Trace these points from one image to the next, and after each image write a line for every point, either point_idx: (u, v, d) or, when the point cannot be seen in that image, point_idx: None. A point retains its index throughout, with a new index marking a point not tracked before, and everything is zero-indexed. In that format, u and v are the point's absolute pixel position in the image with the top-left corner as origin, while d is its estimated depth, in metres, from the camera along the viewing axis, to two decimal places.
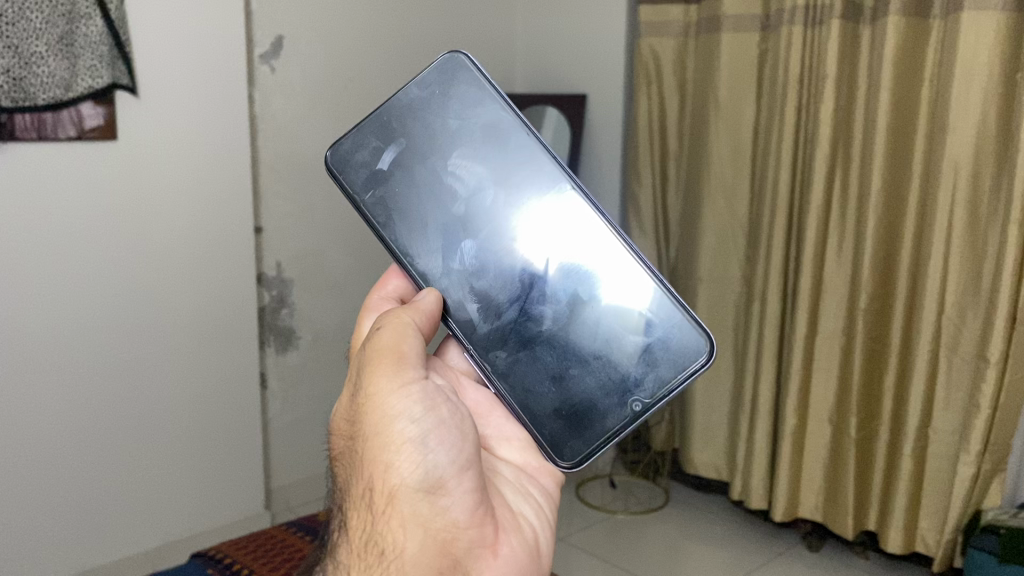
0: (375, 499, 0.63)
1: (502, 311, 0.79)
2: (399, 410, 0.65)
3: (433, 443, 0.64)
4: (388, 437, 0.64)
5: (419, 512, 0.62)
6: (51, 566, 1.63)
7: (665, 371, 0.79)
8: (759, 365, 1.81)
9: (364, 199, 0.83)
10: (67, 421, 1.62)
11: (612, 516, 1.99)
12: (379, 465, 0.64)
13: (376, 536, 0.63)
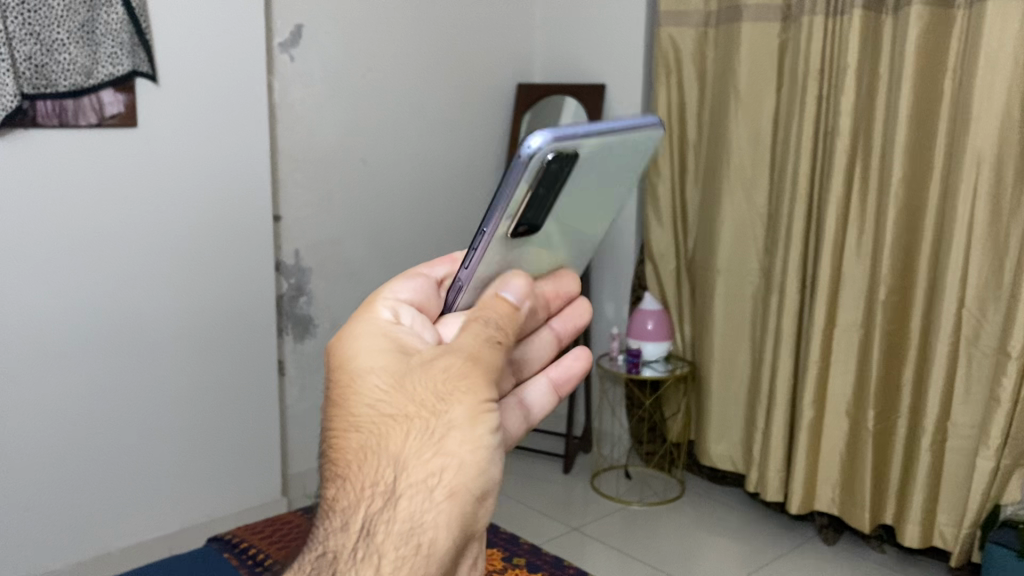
0: (432, 497, 0.49)
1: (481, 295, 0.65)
2: (492, 420, 0.50)
3: (503, 463, 0.52)
4: (479, 442, 0.49)
5: (471, 525, 0.50)
6: (71, 548, 1.65)
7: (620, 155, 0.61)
8: (777, 357, 1.80)
9: None
10: (88, 406, 1.64)
11: (627, 508, 1.98)
12: (458, 468, 0.49)
13: (420, 536, 0.49)
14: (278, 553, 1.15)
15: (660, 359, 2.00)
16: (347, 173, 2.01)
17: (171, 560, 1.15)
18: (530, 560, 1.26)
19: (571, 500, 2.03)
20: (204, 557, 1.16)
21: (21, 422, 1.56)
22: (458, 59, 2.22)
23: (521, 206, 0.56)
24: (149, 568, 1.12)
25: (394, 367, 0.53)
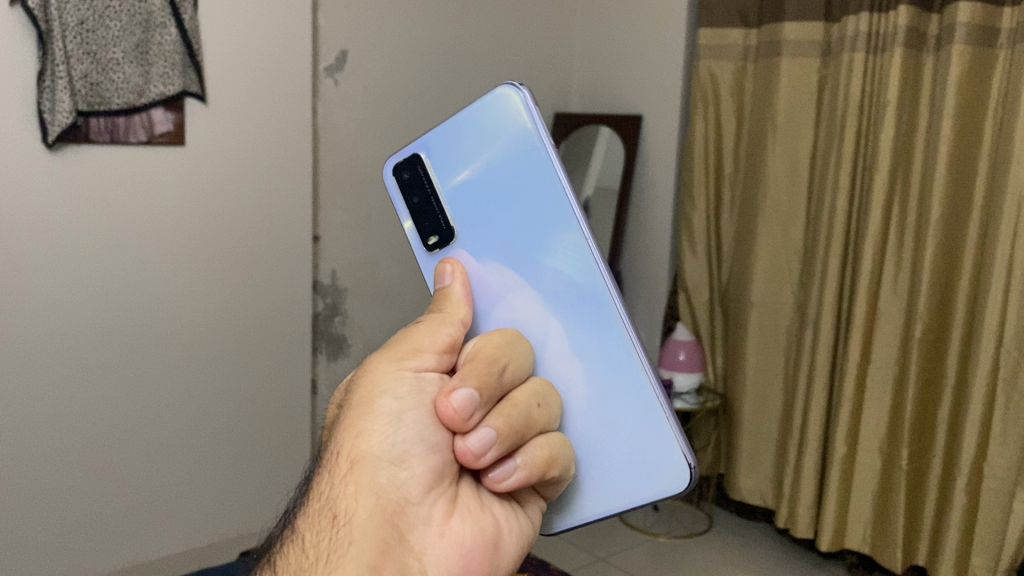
0: (337, 467, 0.53)
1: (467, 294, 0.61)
2: (392, 380, 0.55)
3: (410, 420, 0.53)
4: (371, 404, 0.54)
5: (377, 480, 0.51)
6: (102, 558, 1.67)
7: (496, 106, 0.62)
8: (811, 392, 1.78)
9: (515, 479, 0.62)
10: (125, 418, 1.66)
11: (654, 540, 1.97)
12: (353, 428, 0.54)
13: (331, 500, 0.52)
14: None
15: (691, 391, 1.98)
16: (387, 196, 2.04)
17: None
18: None
19: (598, 530, 2.02)
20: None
21: (62, 431, 1.59)
22: (498, 89, 2.26)
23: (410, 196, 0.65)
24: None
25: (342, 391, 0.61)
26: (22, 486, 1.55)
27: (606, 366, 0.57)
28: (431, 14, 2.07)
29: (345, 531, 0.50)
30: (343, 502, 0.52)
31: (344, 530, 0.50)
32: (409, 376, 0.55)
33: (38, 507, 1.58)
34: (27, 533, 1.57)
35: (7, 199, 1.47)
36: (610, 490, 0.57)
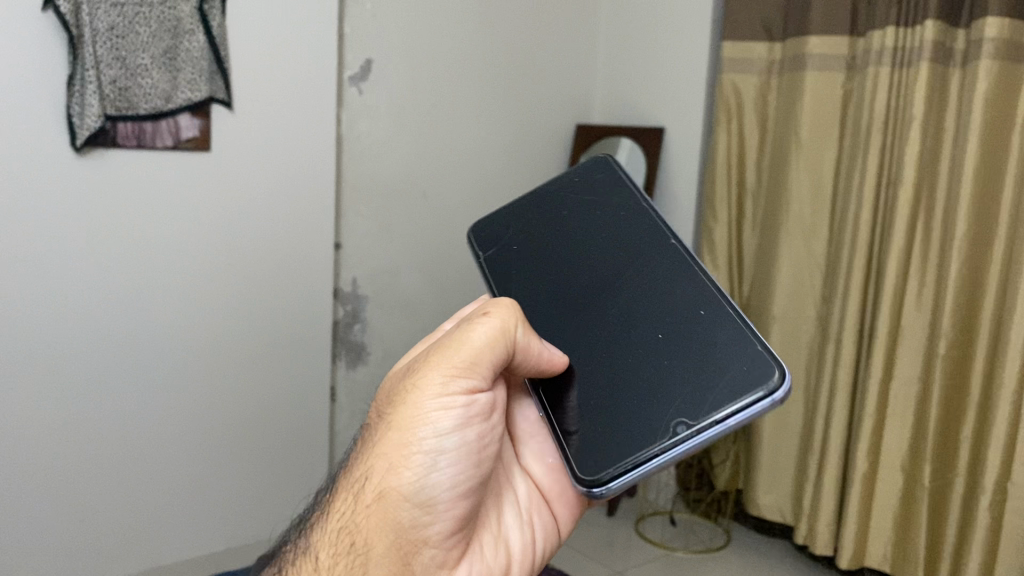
0: (370, 494, 0.67)
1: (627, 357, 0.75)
2: (434, 412, 0.68)
3: (443, 467, 0.67)
4: (408, 441, 0.67)
5: (403, 516, 0.67)
6: (120, 560, 1.68)
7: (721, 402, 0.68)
8: (832, 408, 1.76)
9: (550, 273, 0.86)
10: (146, 420, 1.68)
11: (671, 554, 1.96)
12: (389, 462, 0.67)
13: (358, 521, 0.68)
14: None
15: None
16: (409, 206, 2.05)
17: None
18: None
19: (615, 543, 2.01)
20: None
21: (84, 433, 1.60)
22: (521, 99, 2.26)
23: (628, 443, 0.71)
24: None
25: (395, 381, 0.74)
26: (43, 487, 1.57)
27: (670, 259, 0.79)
28: (457, 26, 2.09)
29: (366, 555, 0.67)
30: (374, 518, 0.67)
31: (365, 554, 0.67)
32: (449, 416, 0.68)
33: (57, 507, 1.59)
34: (46, 534, 1.58)
35: (37, 201, 1.49)
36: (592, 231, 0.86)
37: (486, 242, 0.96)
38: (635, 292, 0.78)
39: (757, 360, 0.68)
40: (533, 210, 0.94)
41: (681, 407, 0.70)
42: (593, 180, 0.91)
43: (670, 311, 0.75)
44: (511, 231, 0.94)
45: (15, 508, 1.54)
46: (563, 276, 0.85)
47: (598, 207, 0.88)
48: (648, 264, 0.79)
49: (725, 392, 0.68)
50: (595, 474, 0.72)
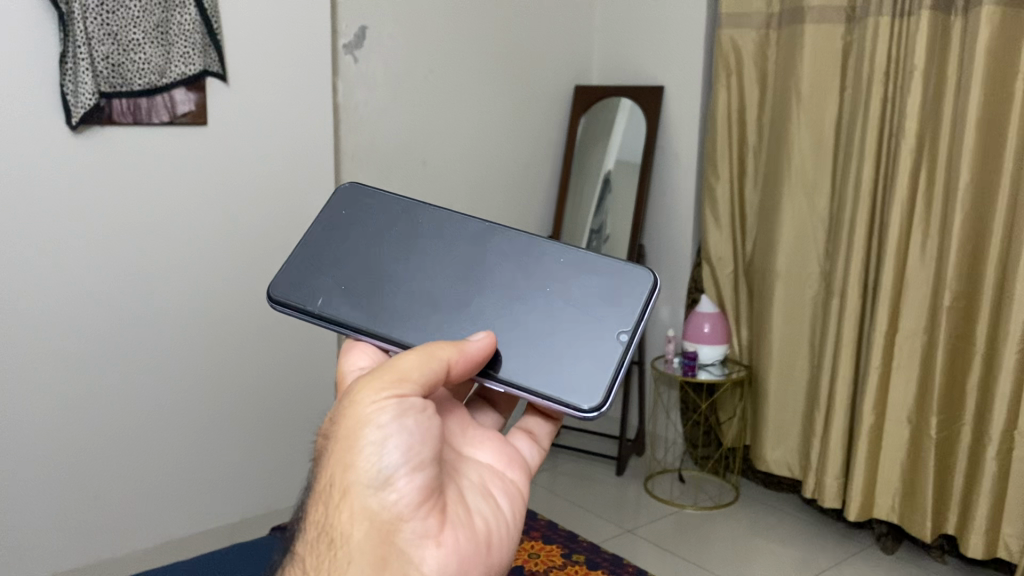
0: (333, 497, 0.57)
1: (510, 325, 0.71)
2: (373, 399, 0.58)
3: (395, 447, 0.57)
4: (355, 434, 0.57)
5: (368, 505, 0.56)
6: (138, 533, 1.71)
7: (625, 307, 0.73)
8: (837, 363, 1.77)
9: (338, 296, 0.74)
10: (157, 396, 1.69)
11: (681, 511, 1.97)
12: (341, 459, 0.57)
13: (327, 528, 0.57)
14: None
15: (717, 362, 1.99)
16: (410, 173, 2.04)
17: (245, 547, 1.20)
18: (590, 558, 1.18)
19: (624, 502, 2.02)
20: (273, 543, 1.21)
21: (96, 410, 1.62)
22: (518, 62, 2.24)
23: (597, 380, 0.69)
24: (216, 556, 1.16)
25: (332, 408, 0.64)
26: (55, 463, 1.58)
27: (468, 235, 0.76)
28: None
29: (343, 555, 0.55)
30: (342, 526, 0.56)
31: (342, 554, 0.55)
32: (391, 400, 0.58)
33: (71, 483, 1.61)
34: (60, 510, 1.60)
35: (35, 182, 1.49)
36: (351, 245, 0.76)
37: (300, 294, 0.75)
38: (452, 281, 0.73)
39: (621, 269, 0.74)
40: (330, 242, 0.77)
41: (616, 319, 0.72)
42: (365, 195, 0.78)
43: (543, 270, 0.74)
44: (325, 272, 0.76)
45: (28, 485, 1.56)
46: (367, 295, 0.74)
47: (400, 210, 0.77)
48: (452, 244, 0.75)
49: (610, 294, 0.74)
50: (576, 405, 0.68)
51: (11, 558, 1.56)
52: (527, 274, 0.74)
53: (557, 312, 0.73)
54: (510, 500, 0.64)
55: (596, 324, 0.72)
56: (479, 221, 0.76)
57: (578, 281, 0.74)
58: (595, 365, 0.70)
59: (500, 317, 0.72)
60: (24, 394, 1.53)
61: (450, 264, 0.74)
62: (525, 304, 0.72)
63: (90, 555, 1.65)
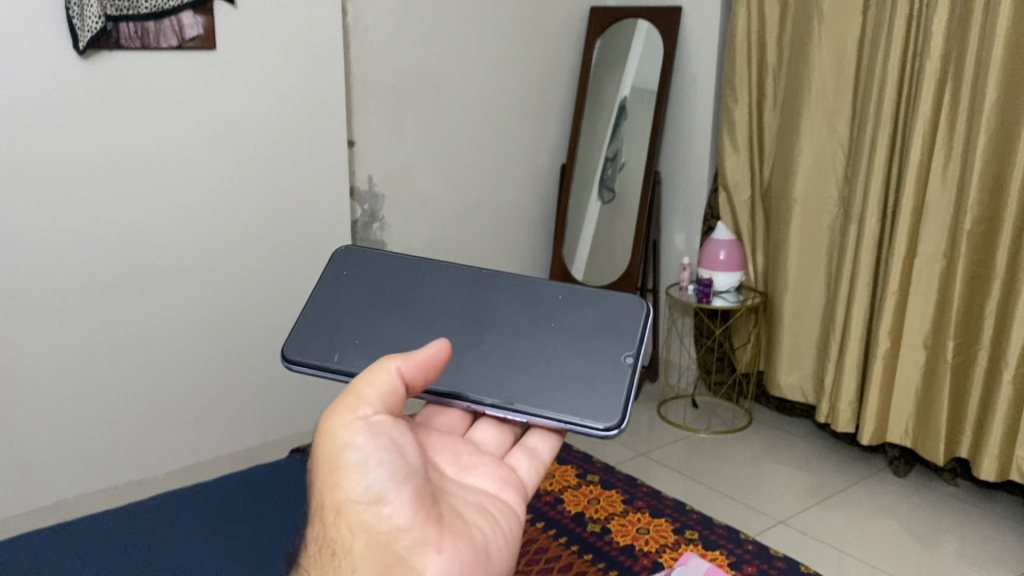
0: (327, 524, 0.55)
1: (511, 363, 0.69)
2: (349, 422, 0.57)
3: (377, 463, 0.55)
4: (336, 459, 0.56)
5: (361, 522, 0.54)
6: (159, 454, 1.74)
7: (626, 327, 0.70)
8: (854, 288, 1.76)
9: (348, 359, 0.72)
10: (174, 323, 1.71)
11: (694, 435, 1.99)
12: (329, 485, 0.56)
13: (325, 555, 0.54)
14: None
15: (732, 288, 1.98)
16: (421, 99, 2.01)
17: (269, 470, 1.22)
18: (604, 478, 1.19)
19: (637, 426, 2.05)
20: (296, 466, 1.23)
21: (115, 336, 1.64)
22: None
23: (604, 403, 0.66)
24: (241, 480, 1.18)
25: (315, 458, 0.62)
26: (77, 392, 1.62)
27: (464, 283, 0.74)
28: None
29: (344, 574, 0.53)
30: (342, 539, 0.54)
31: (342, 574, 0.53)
32: (366, 419, 0.57)
33: (94, 411, 1.64)
34: (85, 436, 1.64)
35: (47, 108, 1.48)
36: (350, 307, 0.75)
37: (314, 356, 0.73)
38: (455, 329, 0.71)
39: (618, 299, 0.72)
40: (333, 307, 0.75)
41: (619, 341, 0.69)
42: (362, 255, 0.77)
43: (536, 303, 0.72)
44: (332, 337, 0.74)
45: (51, 412, 1.59)
46: (375, 356, 0.72)
47: (400, 261, 0.76)
48: (449, 294, 0.73)
49: (606, 318, 0.71)
50: (586, 424, 0.65)
51: (38, 482, 1.60)
52: (521, 312, 0.72)
53: (558, 344, 0.70)
54: (513, 521, 0.60)
55: (598, 348, 0.69)
56: (472, 270, 0.75)
57: (574, 310, 0.72)
58: (600, 390, 0.67)
59: (498, 359, 0.70)
60: (46, 324, 1.56)
61: (447, 312, 0.73)
62: (523, 342, 0.70)
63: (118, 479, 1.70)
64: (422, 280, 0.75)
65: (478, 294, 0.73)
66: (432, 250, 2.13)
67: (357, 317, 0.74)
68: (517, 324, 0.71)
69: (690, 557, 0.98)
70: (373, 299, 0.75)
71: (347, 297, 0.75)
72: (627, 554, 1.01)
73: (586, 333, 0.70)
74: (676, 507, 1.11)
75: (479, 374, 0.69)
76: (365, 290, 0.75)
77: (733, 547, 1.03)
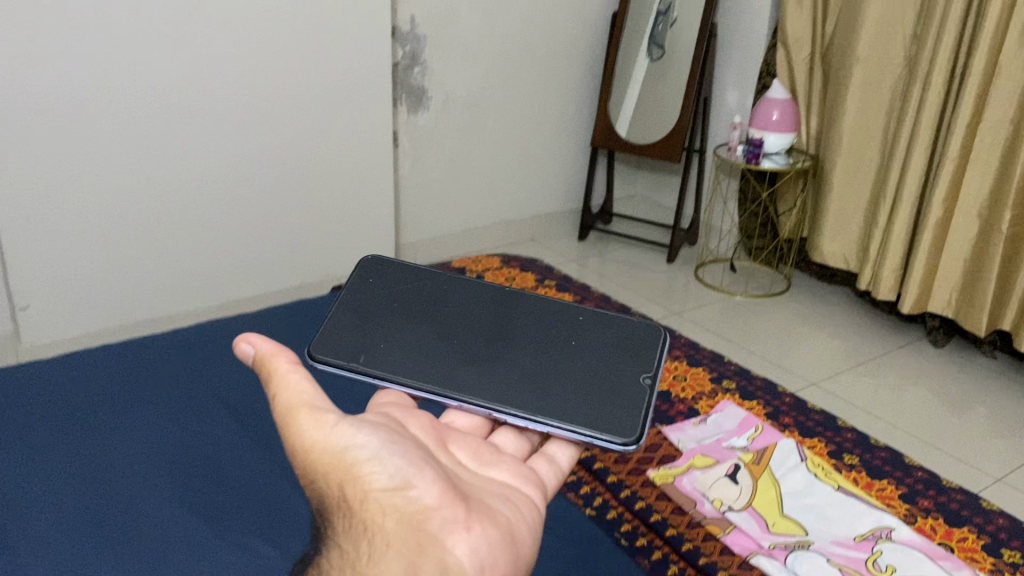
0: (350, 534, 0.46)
1: (530, 368, 0.60)
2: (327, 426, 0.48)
3: (381, 456, 0.47)
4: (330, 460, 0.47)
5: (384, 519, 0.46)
6: (201, 296, 1.71)
7: (650, 355, 0.64)
8: (911, 152, 1.69)
9: (361, 357, 0.60)
10: (213, 166, 1.64)
11: (730, 298, 1.98)
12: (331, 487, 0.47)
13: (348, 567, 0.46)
14: None
15: (782, 152, 1.92)
16: None
17: (303, 312, 1.21)
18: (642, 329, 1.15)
19: (674, 288, 2.03)
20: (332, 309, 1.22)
21: (153, 178, 1.57)
22: None
23: (629, 411, 0.57)
24: (275, 321, 1.17)
25: None
26: (110, 225, 1.55)
27: (485, 299, 0.67)
28: None
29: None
30: (368, 521, 0.46)
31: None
32: (339, 419, 0.49)
33: (127, 245, 1.59)
34: (120, 272, 1.60)
35: None
36: (359, 306, 0.65)
37: (339, 350, 0.60)
38: (477, 337, 0.63)
39: (645, 325, 0.67)
40: (348, 305, 0.65)
41: (641, 363, 0.62)
42: (384, 264, 0.71)
43: (558, 321, 0.66)
44: (347, 333, 0.62)
45: (87, 250, 1.54)
46: (389, 356, 0.60)
47: (425, 278, 0.69)
48: (471, 307, 0.66)
49: (627, 342, 0.64)
50: (610, 433, 0.55)
51: (71, 315, 1.57)
52: (541, 327, 0.65)
53: (581, 358, 0.62)
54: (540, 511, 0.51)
55: (615, 363, 0.62)
56: (490, 287, 0.69)
57: (598, 330, 0.66)
58: (624, 399, 0.58)
59: (519, 362, 0.61)
60: (73, 152, 1.47)
61: (467, 323, 0.65)
62: (543, 352, 0.62)
63: (151, 317, 1.67)
64: (439, 292, 0.68)
65: (494, 310, 0.67)
66: (473, 100, 2.05)
67: (373, 316, 0.64)
68: (536, 335, 0.64)
69: (726, 404, 0.99)
70: (387, 301, 0.66)
71: (367, 297, 0.66)
72: (664, 399, 1.01)
73: (610, 347, 0.64)
74: (713, 359, 1.11)
75: (495, 378, 0.59)
76: (383, 294, 0.67)
77: (771, 399, 1.03)
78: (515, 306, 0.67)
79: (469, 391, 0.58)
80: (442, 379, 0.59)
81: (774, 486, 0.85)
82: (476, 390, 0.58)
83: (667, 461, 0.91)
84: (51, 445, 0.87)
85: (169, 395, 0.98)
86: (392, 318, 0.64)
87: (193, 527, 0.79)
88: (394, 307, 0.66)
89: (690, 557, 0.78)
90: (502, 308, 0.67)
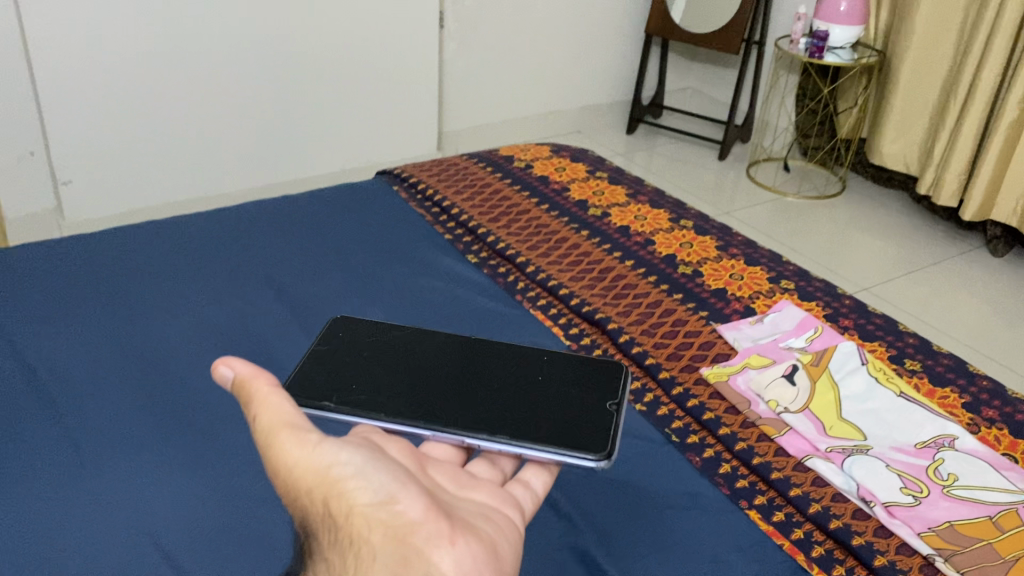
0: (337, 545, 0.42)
1: (493, 402, 0.61)
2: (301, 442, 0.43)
3: (360, 471, 0.42)
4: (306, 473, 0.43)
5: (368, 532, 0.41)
6: (241, 177, 1.69)
7: (611, 382, 0.64)
8: (989, 48, 1.59)
9: (328, 401, 0.60)
10: (252, 42, 1.58)
11: (781, 199, 1.92)
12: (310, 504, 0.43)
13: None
14: (452, 194, 1.16)
15: (847, 47, 1.80)
16: None
17: (349, 194, 1.18)
18: (698, 225, 1.11)
19: (723, 186, 1.97)
20: (378, 192, 1.19)
21: (192, 51, 1.52)
22: None
23: (595, 437, 0.57)
24: (322, 204, 1.14)
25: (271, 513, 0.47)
26: (150, 99, 1.52)
27: (448, 341, 0.68)
28: None
29: None
30: (353, 536, 0.41)
31: None
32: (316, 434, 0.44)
33: (167, 122, 1.55)
34: (160, 149, 1.57)
35: None
36: (327, 355, 0.66)
37: (308, 394, 0.61)
38: (442, 377, 0.63)
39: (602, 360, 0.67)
40: (315, 356, 0.66)
41: (603, 390, 0.63)
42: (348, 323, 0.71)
43: (519, 356, 0.66)
44: (315, 383, 0.63)
45: (126, 125, 1.51)
46: (358, 396, 0.61)
47: (390, 328, 0.70)
48: (436, 353, 0.66)
49: (588, 374, 0.65)
50: (576, 451, 0.56)
51: (112, 191, 1.55)
52: (500, 365, 0.65)
53: (544, 391, 0.62)
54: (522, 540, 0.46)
55: (578, 392, 0.62)
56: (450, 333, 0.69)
57: (556, 364, 0.66)
58: (588, 425, 0.59)
59: (483, 398, 0.61)
60: (111, 21, 1.42)
61: (428, 367, 0.65)
62: (507, 386, 0.63)
63: (191, 195, 1.65)
64: (404, 338, 0.68)
65: (457, 350, 0.67)
66: None
67: (339, 365, 0.65)
68: (496, 371, 0.64)
69: (784, 305, 0.95)
70: (354, 351, 0.67)
71: (331, 349, 0.67)
72: (719, 298, 0.97)
73: (569, 378, 0.64)
74: (772, 258, 1.06)
75: (461, 408, 0.60)
76: (347, 342, 0.68)
77: (830, 301, 0.99)
78: (477, 346, 0.67)
79: (437, 419, 0.58)
80: (409, 411, 0.59)
81: (832, 390, 0.83)
82: (443, 417, 0.58)
83: (720, 360, 0.88)
84: (102, 326, 0.87)
85: (217, 276, 0.97)
86: (358, 365, 0.65)
87: (241, 405, 0.78)
88: (361, 355, 0.66)
89: (744, 457, 0.76)
90: (462, 349, 0.67)
